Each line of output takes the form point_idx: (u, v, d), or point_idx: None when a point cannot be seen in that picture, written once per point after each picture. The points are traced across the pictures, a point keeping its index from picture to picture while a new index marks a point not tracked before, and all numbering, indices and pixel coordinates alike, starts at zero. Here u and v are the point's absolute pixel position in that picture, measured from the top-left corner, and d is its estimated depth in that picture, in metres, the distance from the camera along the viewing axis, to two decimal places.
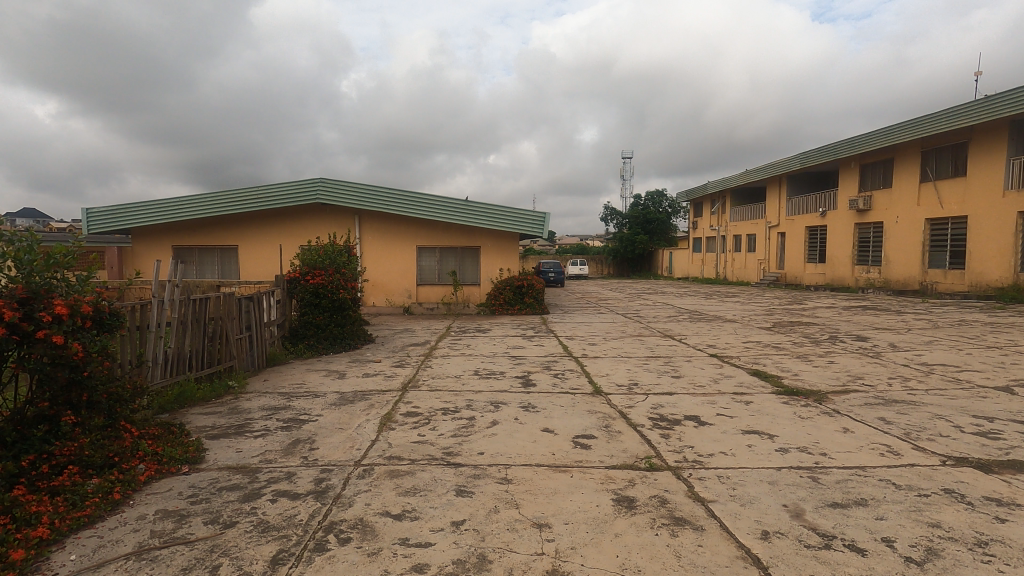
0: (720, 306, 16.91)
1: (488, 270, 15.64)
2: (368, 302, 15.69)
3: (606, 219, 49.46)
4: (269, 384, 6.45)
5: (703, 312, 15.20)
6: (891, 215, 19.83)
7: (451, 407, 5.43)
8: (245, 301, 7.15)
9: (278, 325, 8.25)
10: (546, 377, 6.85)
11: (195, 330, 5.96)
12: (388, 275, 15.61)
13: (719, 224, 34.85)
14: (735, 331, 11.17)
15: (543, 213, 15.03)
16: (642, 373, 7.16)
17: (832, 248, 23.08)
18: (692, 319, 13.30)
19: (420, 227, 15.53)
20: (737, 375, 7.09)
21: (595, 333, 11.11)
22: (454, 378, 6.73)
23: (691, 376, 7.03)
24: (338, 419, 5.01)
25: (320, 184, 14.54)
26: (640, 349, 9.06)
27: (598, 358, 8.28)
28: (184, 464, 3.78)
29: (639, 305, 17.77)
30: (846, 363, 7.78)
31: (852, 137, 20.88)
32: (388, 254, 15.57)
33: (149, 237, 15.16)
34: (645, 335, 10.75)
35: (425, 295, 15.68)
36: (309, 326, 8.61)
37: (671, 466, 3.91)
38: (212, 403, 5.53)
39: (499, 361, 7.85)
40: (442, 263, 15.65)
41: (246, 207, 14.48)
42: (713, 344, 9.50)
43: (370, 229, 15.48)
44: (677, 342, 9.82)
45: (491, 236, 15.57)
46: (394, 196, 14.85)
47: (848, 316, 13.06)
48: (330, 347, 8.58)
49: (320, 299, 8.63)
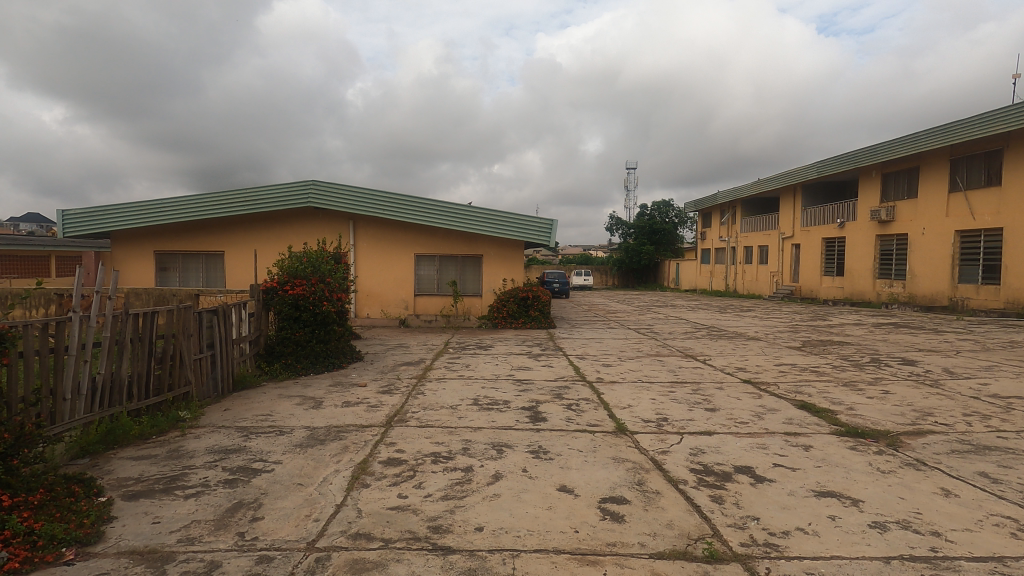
0: (738, 322, 15.86)
1: (490, 280, 14.65)
2: (361, 313, 14.67)
3: (611, 229, 48.49)
4: (229, 416, 5.40)
5: (721, 328, 14.15)
6: (916, 226, 18.80)
7: (443, 452, 4.38)
8: (208, 315, 6.13)
9: (251, 340, 7.24)
10: (558, 409, 5.80)
11: (137, 352, 4.92)
12: (383, 284, 14.61)
13: (729, 235, 33.80)
14: (763, 351, 10.08)
15: (551, 220, 14.03)
16: (671, 406, 6.08)
17: (852, 262, 22.03)
18: (711, 337, 12.23)
19: (419, 234, 14.57)
20: (783, 408, 6.02)
21: (608, 351, 10.06)
22: (449, 410, 5.68)
23: (728, 410, 5.96)
24: (299, 469, 3.97)
25: (312, 186, 13.55)
26: (662, 373, 8.00)
27: (615, 384, 7.22)
28: (70, 548, 2.74)
29: (651, 319, 16.72)
30: (905, 394, 6.69)
31: (875, 145, 19.91)
32: (384, 262, 14.58)
33: (129, 241, 14.21)
34: (665, 355, 9.68)
35: (423, 307, 14.65)
36: (288, 343, 7.61)
37: (738, 555, 2.86)
38: (150, 443, 4.50)
39: (504, 387, 6.80)
40: (441, 273, 14.65)
41: (233, 209, 13.53)
42: (744, 368, 8.43)
43: (365, 235, 14.52)
44: (702, 364, 8.75)
45: (495, 244, 14.60)
46: (391, 200, 13.89)
47: (883, 335, 11.96)
48: (311, 367, 7.58)
49: (301, 313, 7.63)
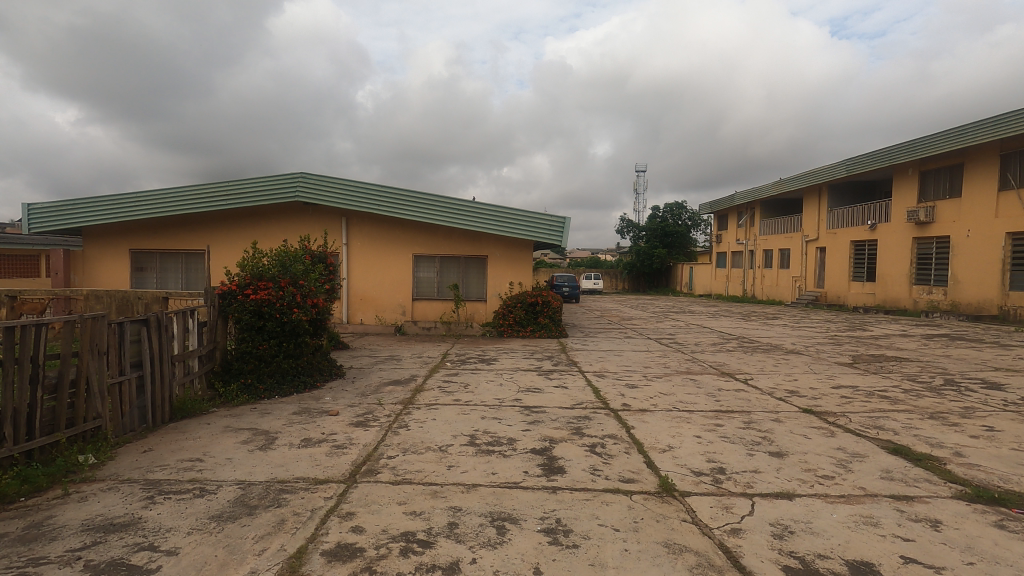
0: (768, 331, 14.37)
1: (495, 283, 13.34)
2: (354, 318, 13.38)
3: (622, 231, 46.99)
4: (146, 461, 4.08)
5: (752, 339, 12.70)
6: (960, 228, 17.32)
7: (421, 533, 3.04)
8: (136, 326, 4.85)
9: (201, 355, 5.94)
10: (579, 454, 4.45)
11: (10, 378, 3.61)
12: (378, 287, 13.34)
13: (747, 238, 32.30)
14: (811, 369, 8.66)
15: (563, 217, 12.70)
16: (725, 449, 4.69)
17: (885, 266, 20.54)
18: (744, 350, 10.82)
19: (418, 232, 13.30)
20: (873, 455, 4.60)
21: (630, 367, 8.66)
22: (437, 454, 4.35)
23: (801, 456, 4.56)
24: (198, 567, 2.64)
25: (301, 179, 12.35)
26: (701, 398, 6.60)
27: (648, 414, 5.82)
28: None
29: (671, 327, 15.27)
30: (1017, 433, 5.28)
31: (912, 140, 18.50)
32: (379, 263, 13.30)
33: (102, 238, 13.02)
34: (697, 373, 8.30)
35: (421, 313, 13.35)
36: (249, 358, 6.31)
37: None
38: (7, 513, 3.20)
39: (510, 419, 5.44)
40: (442, 276, 13.37)
41: (213, 204, 12.30)
42: (798, 393, 6.99)
43: (359, 233, 13.26)
44: (745, 387, 7.32)
45: (502, 244, 13.30)
46: (388, 195, 12.62)
47: (943, 350, 10.49)
48: (275, 388, 6.29)
49: (265, 323, 6.33)
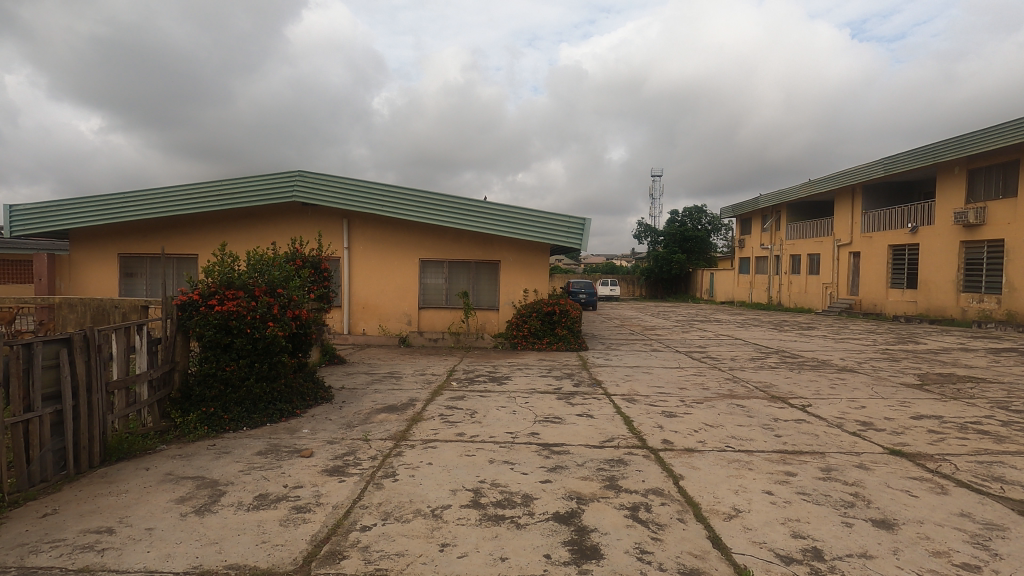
0: (808, 344, 13.09)
1: (508, 290, 12.26)
2: (356, 328, 12.37)
3: (639, 236, 45.69)
4: (35, 534, 3.05)
5: (793, 353, 11.44)
6: (1016, 231, 15.96)
7: None
8: (54, 346, 3.83)
9: (153, 379, 4.93)
10: (618, 524, 3.32)
11: None
12: (381, 295, 12.33)
13: (773, 243, 30.88)
14: (875, 392, 7.43)
15: (583, 218, 11.61)
16: (810, 516, 3.53)
17: (928, 272, 19.16)
18: (789, 366, 9.59)
19: (425, 235, 12.29)
20: (1016, 527, 3.40)
21: (664, 389, 7.50)
22: (429, 524, 3.26)
23: (918, 529, 3.38)
24: None
25: (299, 178, 11.45)
26: (757, 432, 5.42)
27: (696, 457, 4.67)
28: None
29: (700, 339, 14.04)
30: None
31: (960, 136, 17.13)
32: (383, 268, 12.32)
33: (89, 242, 12.18)
34: (743, 397, 7.12)
35: (428, 322, 12.32)
36: (213, 383, 5.28)
37: None
38: None
39: (525, 465, 4.32)
40: (451, 282, 12.34)
41: (204, 205, 11.40)
42: (874, 426, 5.76)
43: (361, 236, 12.29)
44: (805, 417, 6.12)
45: (515, 248, 12.23)
46: (391, 195, 11.65)
47: (1020, 368, 9.16)
48: (244, 418, 5.25)
49: (233, 339, 5.32)
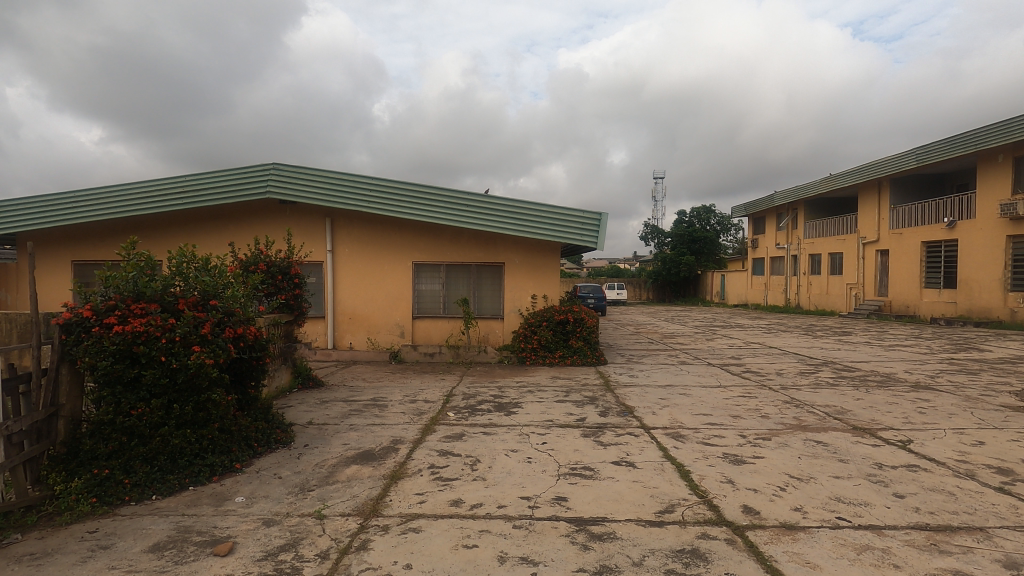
0: (855, 352, 11.57)
1: (513, 296, 10.79)
2: (341, 342, 10.89)
3: (646, 237, 44.22)
4: None
5: (844, 363, 9.91)
6: None
7: None
8: None
9: (14, 435, 3.44)
10: None
11: None
12: (370, 303, 10.87)
13: (790, 242, 29.36)
14: (983, 419, 5.89)
15: (599, 213, 10.14)
16: None
17: (967, 270, 17.94)
18: (850, 382, 8.08)
19: (418, 235, 10.84)
20: None
21: (714, 419, 5.98)
22: None
23: None
24: None
25: (274, 172, 10.02)
26: (868, 491, 3.91)
27: (806, 542, 3.15)
28: None
29: (729, 348, 12.50)
30: None
31: (1007, 121, 15.73)
32: (371, 274, 10.86)
33: (38, 249, 10.72)
34: (818, 429, 5.61)
35: (423, 334, 10.85)
36: (111, 434, 3.80)
37: None
38: None
39: (554, 567, 2.82)
40: (449, 288, 10.88)
41: (164, 203, 9.95)
42: (1019, 477, 4.23)
43: (347, 237, 10.84)
44: (916, 461, 4.60)
45: (522, 248, 10.77)
46: (380, 189, 10.22)
47: None
48: (155, 482, 3.77)
49: (142, 372, 3.85)
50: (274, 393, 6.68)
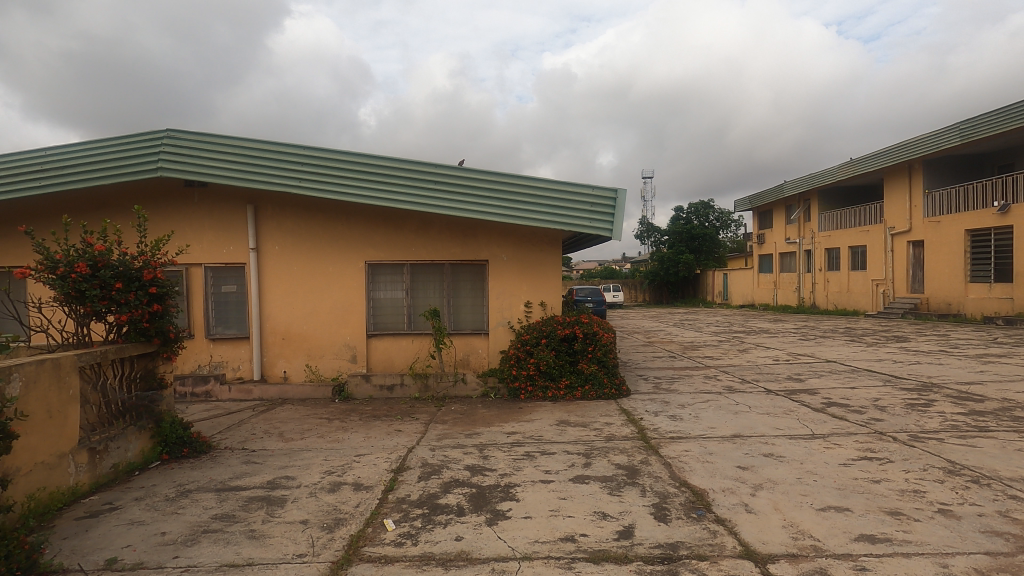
0: (944, 367, 8.94)
1: (501, 305, 8.08)
2: (271, 372, 8.12)
3: (641, 236, 41.70)
4: None
5: (955, 388, 7.25)
6: None
7: None
8: None
9: None
10: None
11: None
12: (309, 319, 8.11)
13: (803, 235, 26.92)
14: None
15: (616, 190, 7.46)
16: None
17: None
18: (1004, 424, 5.42)
19: (374, 227, 8.10)
20: None
21: (866, 528, 3.28)
22: None
23: None
24: None
25: (168, 140, 7.22)
26: None
27: None
28: None
29: (776, 364, 9.87)
30: None
31: None
32: (310, 279, 8.10)
33: None
34: None
35: (381, 359, 8.13)
36: None
37: None
38: None
39: None
40: (415, 297, 8.17)
41: (18, 186, 7.13)
42: None
43: (278, 232, 8.08)
44: None
45: (513, 241, 8.08)
46: (317, 164, 7.43)
47: None
48: None
49: None
50: (81, 487, 3.92)
